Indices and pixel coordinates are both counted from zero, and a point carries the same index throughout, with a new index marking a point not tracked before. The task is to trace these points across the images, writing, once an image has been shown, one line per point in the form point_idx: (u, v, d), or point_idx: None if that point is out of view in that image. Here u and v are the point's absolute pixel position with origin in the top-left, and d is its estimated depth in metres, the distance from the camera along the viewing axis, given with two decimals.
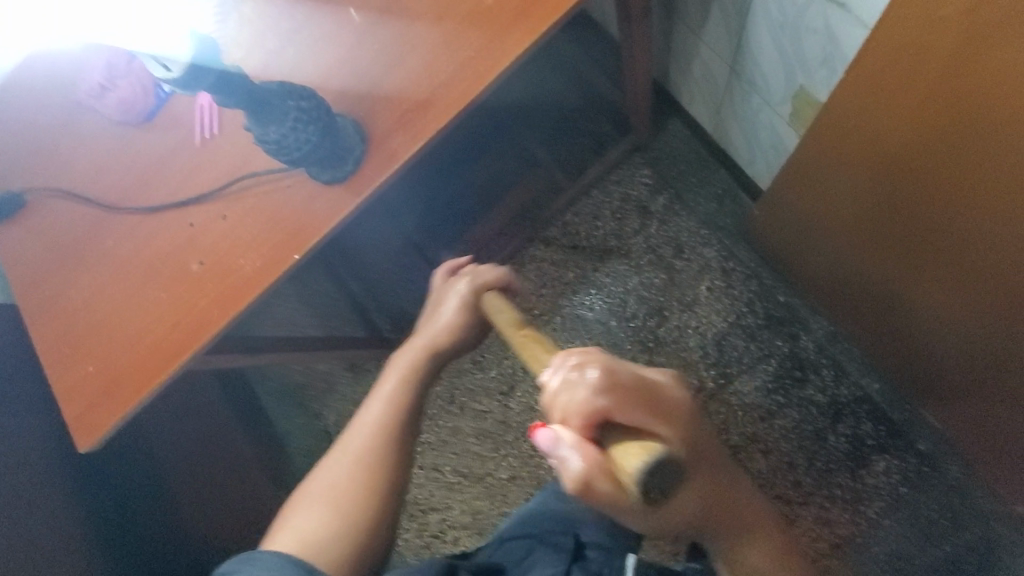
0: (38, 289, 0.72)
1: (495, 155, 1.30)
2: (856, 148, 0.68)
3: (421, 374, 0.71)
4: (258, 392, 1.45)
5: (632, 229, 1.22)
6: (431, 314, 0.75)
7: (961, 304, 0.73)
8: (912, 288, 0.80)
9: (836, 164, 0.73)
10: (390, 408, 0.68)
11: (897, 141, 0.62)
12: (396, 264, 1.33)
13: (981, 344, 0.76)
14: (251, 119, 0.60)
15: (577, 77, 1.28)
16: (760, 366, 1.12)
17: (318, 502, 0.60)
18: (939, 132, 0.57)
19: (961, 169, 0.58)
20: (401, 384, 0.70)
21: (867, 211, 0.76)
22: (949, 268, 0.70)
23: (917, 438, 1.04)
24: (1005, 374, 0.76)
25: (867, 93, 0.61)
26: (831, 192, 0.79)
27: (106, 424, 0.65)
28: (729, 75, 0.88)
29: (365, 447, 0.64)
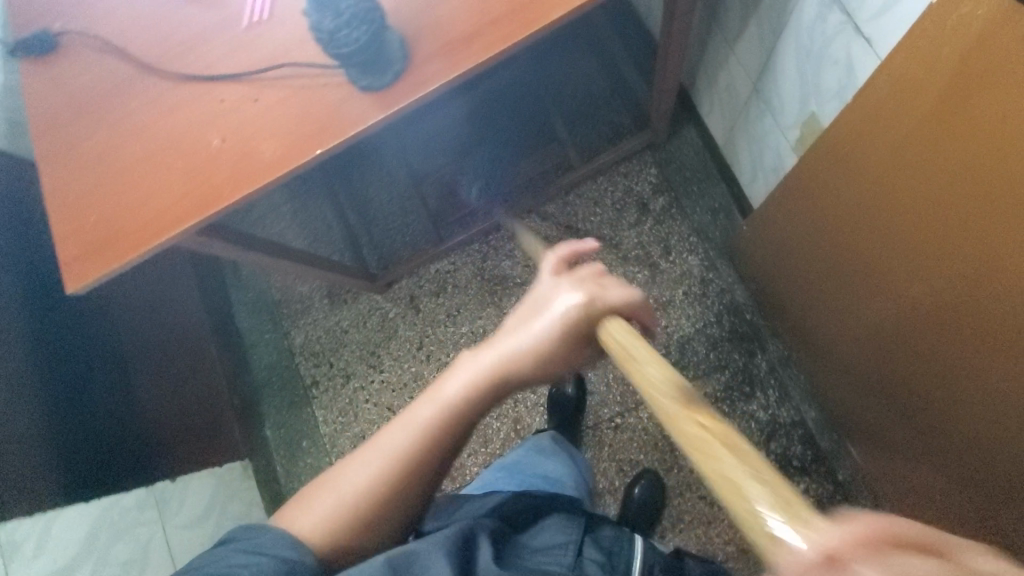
0: (57, 129, 0.73)
1: (513, 122, 1.34)
2: (844, 174, 0.73)
3: (497, 389, 0.53)
4: (234, 299, 1.48)
5: (627, 222, 1.28)
6: (527, 319, 0.53)
7: (906, 346, 0.78)
8: (870, 344, 0.86)
9: (829, 211, 0.80)
10: (437, 424, 0.52)
11: (881, 173, 0.67)
12: (397, 207, 1.39)
13: (913, 388, 0.81)
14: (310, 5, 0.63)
15: (607, 66, 1.32)
16: (714, 375, 1.19)
17: (329, 507, 0.50)
18: (922, 198, 0.63)
19: (936, 236, 0.64)
20: (473, 393, 0.52)
21: (842, 241, 0.81)
22: (902, 308, 0.75)
23: (839, 468, 1.11)
24: (928, 420, 0.81)
25: (865, 122, 0.66)
26: (820, 235, 0.85)
27: (97, 273, 0.67)
28: (750, 92, 0.93)
29: (401, 461, 0.51)
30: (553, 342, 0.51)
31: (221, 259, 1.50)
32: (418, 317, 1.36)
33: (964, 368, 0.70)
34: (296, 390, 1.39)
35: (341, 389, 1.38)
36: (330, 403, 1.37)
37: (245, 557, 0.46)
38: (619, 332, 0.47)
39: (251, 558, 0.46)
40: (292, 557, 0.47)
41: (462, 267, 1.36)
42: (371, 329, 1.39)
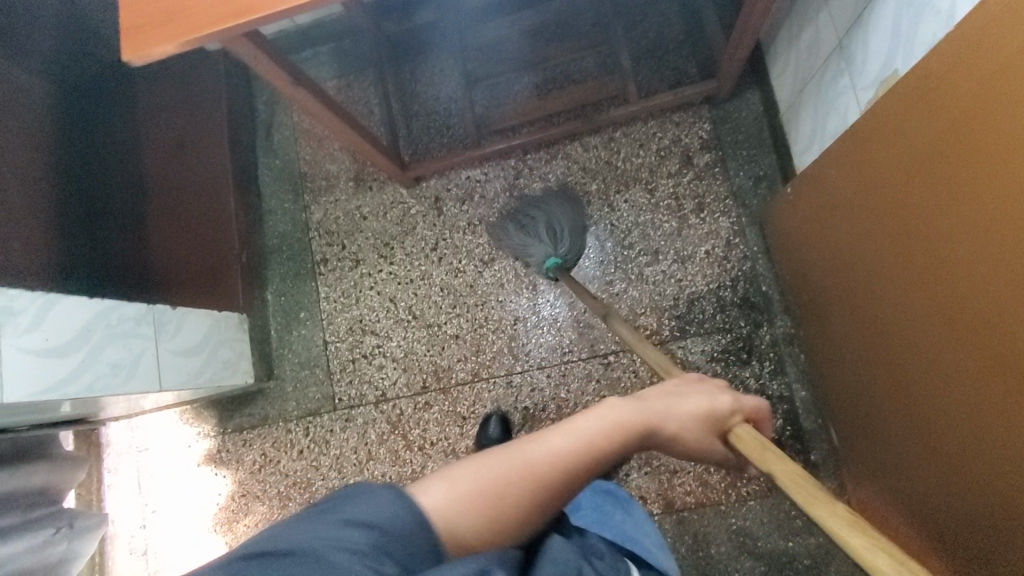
0: None
1: (578, 46, 1.30)
2: (899, 143, 0.75)
3: (632, 435, 0.62)
4: (262, 161, 1.47)
5: (667, 171, 1.27)
6: (682, 392, 0.68)
7: (914, 329, 0.80)
8: (896, 338, 0.85)
9: (905, 189, 0.76)
10: (580, 456, 0.58)
11: (929, 147, 0.70)
12: (444, 106, 1.37)
13: (908, 373, 0.84)
14: None
15: (686, 8, 1.27)
16: (714, 336, 1.20)
17: (472, 483, 0.54)
18: (1004, 205, 0.60)
19: (1004, 249, 0.62)
20: (613, 435, 0.61)
21: (878, 217, 0.83)
22: (917, 290, 0.77)
23: (813, 449, 1.14)
24: (915, 408, 0.84)
25: (928, 90, 0.68)
26: (883, 214, 0.82)
27: (159, 49, 0.66)
28: (833, 49, 0.91)
29: (546, 466, 0.56)
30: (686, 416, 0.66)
31: (257, 119, 1.49)
32: (438, 219, 1.36)
33: (980, 386, 0.70)
34: (305, 263, 1.41)
35: (347, 272, 1.38)
36: (334, 283, 1.38)
37: (355, 530, 0.47)
38: (748, 435, 0.65)
39: (363, 534, 0.47)
40: (387, 523, 0.49)
41: (493, 180, 1.35)
42: (390, 221, 1.38)
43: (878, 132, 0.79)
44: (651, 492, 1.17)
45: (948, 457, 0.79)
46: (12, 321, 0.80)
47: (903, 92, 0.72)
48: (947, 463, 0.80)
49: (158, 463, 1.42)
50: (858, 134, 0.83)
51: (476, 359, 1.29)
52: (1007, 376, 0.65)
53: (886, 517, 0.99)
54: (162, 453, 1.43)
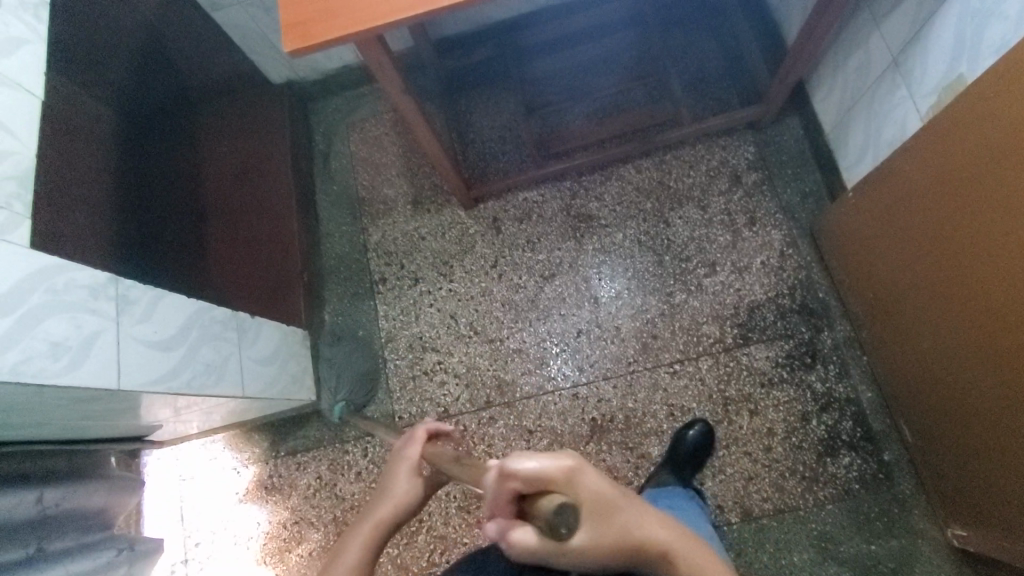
0: None
1: (628, 78, 1.41)
2: (973, 132, 0.82)
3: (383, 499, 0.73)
4: (320, 187, 1.51)
5: (717, 190, 1.35)
6: (387, 472, 0.75)
7: (998, 308, 0.85)
8: (980, 313, 0.89)
9: (994, 168, 0.80)
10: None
11: (1005, 132, 0.76)
12: (501, 133, 1.44)
13: (995, 353, 0.88)
14: None
15: (727, 45, 1.40)
16: (777, 342, 1.24)
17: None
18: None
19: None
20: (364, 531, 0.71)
21: (953, 204, 0.89)
22: (1004, 270, 0.82)
23: (885, 449, 1.15)
24: (1003, 386, 0.87)
25: (1003, 81, 0.75)
26: (969, 193, 0.85)
27: (321, 40, 0.75)
28: (886, 66, 1.01)
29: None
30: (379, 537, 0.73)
31: (315, 148, 1.54)
32: (497, 237, 1.41)
33: None
34: (364, 283, 1.43)
35: (406, 290, 1.41)
36: (394, 301, 1.40)
37: None
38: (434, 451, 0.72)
39: None
40: None
41: (550, 201, 1.41)
42: (449, 241, 1.43)
43: (959, 120, 0.84)
44: (726, 500, 1.16)
45: None
46: (128, 310, 0.84)
47: (972, 90, 0.81)
48: None
49: (201, 494, 1.34)
50: (937, 121, 0.89)
51: (540, 371, 1.30)
52: None
53: (974, 502, 1.00)
54: (205, 483, 1.35)
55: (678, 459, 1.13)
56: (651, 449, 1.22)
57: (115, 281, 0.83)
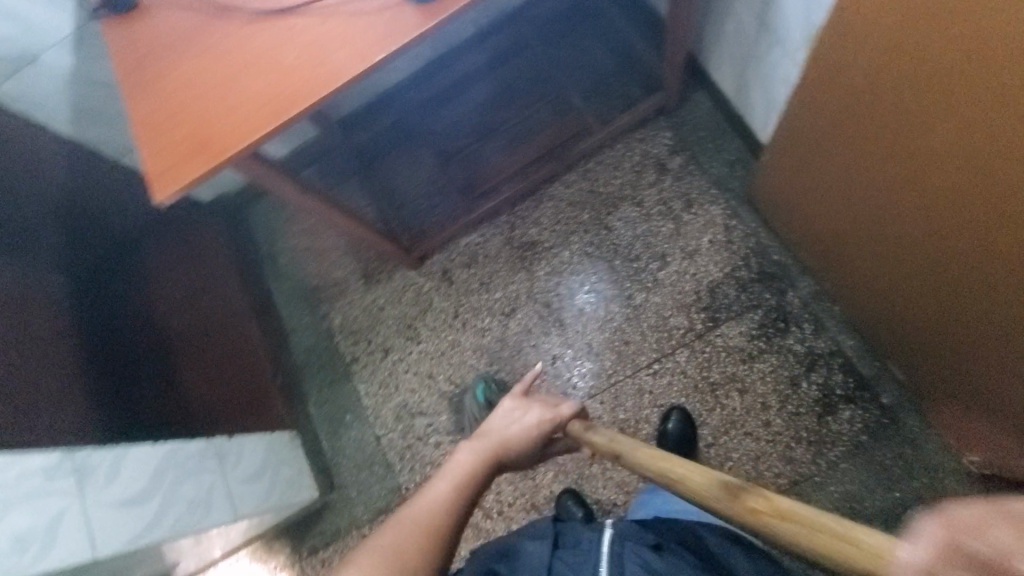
0: (137, 74, 0.80)
1: (531, 101, 1.43)
2: (851, 67, 0.81)
3: (482, 476, 0.68)
4: (273, 288, 1.54)
5: (647, 182, 1.35)
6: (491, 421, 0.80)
7: (940, 224, 0.83)
8: (924, 226, 0.86)
9: (879, 87, 0.79)
10: (449, 507, 0.63)
11: (880, 57, 0.76)
12: (428, 187, 1.46)
13: (955, 269, 0.85)
14: None
15: (615, 42, 1.41)
16: (746, 315, 1.22)
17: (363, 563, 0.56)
18: (984, 57, 0.63)
19: (995, 99, 0.64)
20: (446, 494, 0.64)
21: (862, 137, 0.88)
22: (932, 187, 0.81)
23: (883, 393, 1.13)
24: (974, 298, 0.85)
25: (859, 14, 0.75)
26: (866, 117, 0.85)
27: (186, 178, 0.73)
28: (756, 30, 1.04)
29: (420, 545, 0.58)
30: (524, 432, 0.76)
31: (259, 252, 1.57)
32: (452, 287, 1.41)
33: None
34: (337, 368, 1.43)
35: (380, 364, 1.41)
36: (371, 378, 1.41)
37: None
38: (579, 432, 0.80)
39: None
40: None
41: (492, 238, 1.42)
42: (407, 304, 1.43)
43: (829, 53, 0.84)
44: None
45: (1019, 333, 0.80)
46: (92, 478, 0.85)
47: (832, 33, 0.82)
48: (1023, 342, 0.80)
49: None
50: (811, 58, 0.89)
51: None
52: None
53: (988, 426, 0.96)
54: None
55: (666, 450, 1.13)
56: None
57: (71, 453, 0.83)
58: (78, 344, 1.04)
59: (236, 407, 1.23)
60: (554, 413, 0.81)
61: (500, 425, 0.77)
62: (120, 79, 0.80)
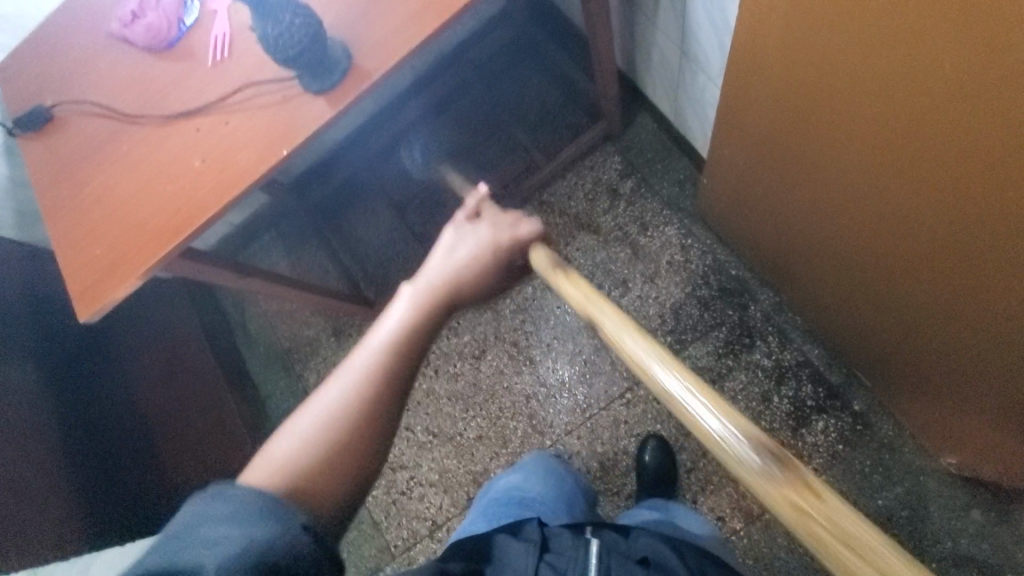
0: (60, 188, 0.80)
1: (479, 139, 1.43)
2: (771, 86, 0.82)
3: (431, 324, 0.62)
4: (247, 354, 1.54)
5: (601, 209, 1.34)
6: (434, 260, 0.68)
7: (875, 228, 0.83)
8: (885, 241, 0.83)
9: (801, 102, 0.79)
10: (389, 352, 0.57)
11: (794, 75, 0.76)
12: (386, 237, 1.45)
13: (897, 271, 0.85)
14: (255, 19, 0.68)
15: (555, 72, 1.42)
16: (712, 333, 1.22)
17: (294, 438, 0.52)
18: (925, 78, 0.59)
19: (944, 119, 0.60)
20: (388, 357, 0.57)
21: (790, 150, 0.88)
22: (861, 192, 0.81)
23: (854, 400, 1.13)
24: (919, 299, 0.85)
25: (771, 35, 0.76)
26: (813, 133, 0.81)
27: (111, 295, 0.73)
28: (680, 59, 1.06)
29: (359, 415, 0.54)
30: (471, 258, 0.68)
31: (230, 319, 1.57)
32: None
33: (955, 248, 0.71)
34: None
35: None
36: None
37: None
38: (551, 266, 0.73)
39: None
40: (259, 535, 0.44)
41: None
42: None
43: (768, 72, 0.81)
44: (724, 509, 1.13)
45: (964, 329, 0.80)
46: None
47: (748, 59, 0.83)
48: (970, 338, 0.80)
49: None
50: (748, 79, 0.86)
51: (505, 450, 1.28)
52: (969, 227, 0.67)
53: (958, 427, 0.96)
54: None
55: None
56: (633, 486, 1.19)
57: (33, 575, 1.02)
58: (59, 435, 1.05)
59: (210, 476, 1.27)
60: (504, 231, 0.73)
61: (447, 265, 0.67)
62: (45, 195, 0.81)
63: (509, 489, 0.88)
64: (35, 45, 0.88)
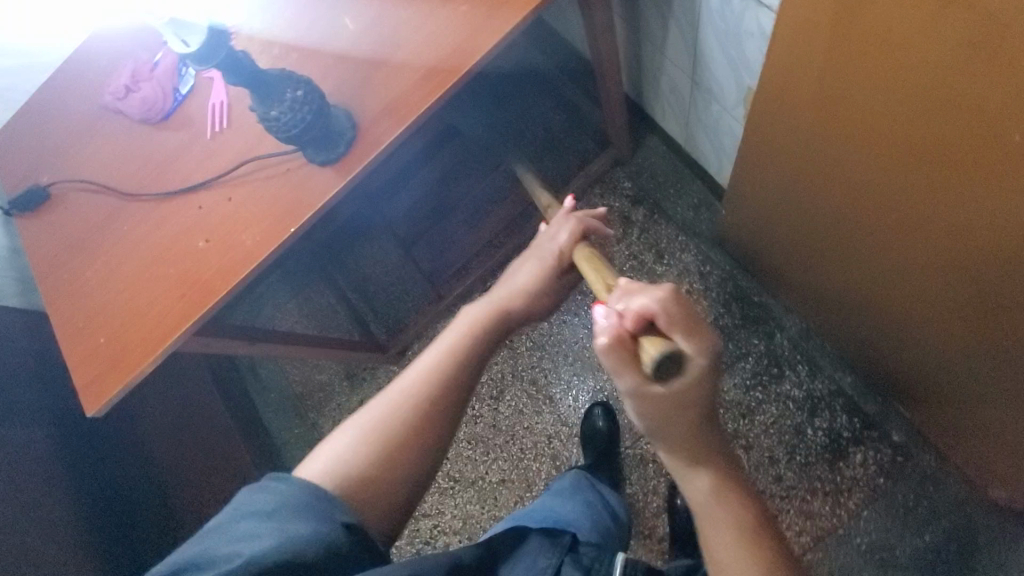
0: (60, 271, 0.77)
1: (485, 172, 1.39)
2: (789, 116, 0.79)
3: (480, 343, 0.71)
4: (258, 402, 1.50)
5: (615, 238, 1.30)
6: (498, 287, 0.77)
7: (903, 255, 0.80)
8: (912, 271, 0.81)
9: (823, 132, 0.76)
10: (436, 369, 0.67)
11: (814, 105, 0.74)
12: (394, 276, 1.41)
13: (928, 299, 0.82)
14: (254, 99, 0.64)
15: (559, 99, 1.38)
16: (738, 364, 1.17)
17: (348, 431, 0.62)
18: (962, 120, 0.57)
19: (983, 161, 0.58)
20: (441, 365, 0.67)
21: (810, 177, 0.85)
22: (888, 220, 0.78)
23: (892, 430, 1.09)
24: (953, 327, 0.81)
25: (791, 67, 0.73)
26: (837, 165, 0.78)
27: (117, 386, 0.70)
28: (691, 88, 1.02)
29: (410, 410, 0.63)
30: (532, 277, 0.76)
31: (240, 366, 1.54)
32: None
33: (991, 276, 0.69)
34: None
35: None
36: None
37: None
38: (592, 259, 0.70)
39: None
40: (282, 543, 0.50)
41: None
42: None
43: (789, 105, 0.78)
44: None
45: (1001, 356, 0.77)
46: None
47: (769, 92, 0.80)
48: (1008, 365, 0.77)
49: None
50: (769, 112, 0.83)
51: (530, 494, 1.24)
52: (1007, 255, 0.64)
53: (1004, 460, 0.93)
54: None
55: (600, 446, 1.14)
56: (665, 528, 1.15)
57: None
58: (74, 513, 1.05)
59: None
60: (556, 243, 0.77)
61: (506, 285, 0.78)
62: (44, 279, 0.78)
63: (543, 511, 0.80)
64: (27, 119, 0.85)
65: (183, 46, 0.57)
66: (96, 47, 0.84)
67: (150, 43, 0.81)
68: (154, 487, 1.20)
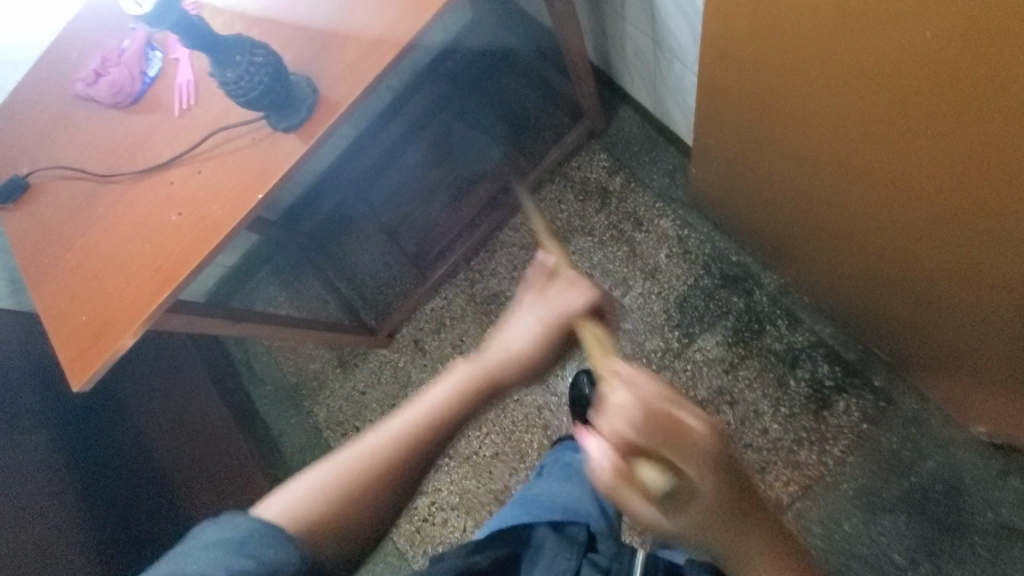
0: (41, 255, 0.79)
1: (462, 152, 1.41)
2: (740, 70, 0.82)
3: (463, 408, 0.65)
4: (253, 394, 1.52)
5: (593, 209, 1.32)
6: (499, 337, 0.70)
7: (865, 198, 0.82)
8: (885, 217, 0.81)
9: (772, 81, 0.78)
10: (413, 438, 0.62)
11: (760, 56, 0.76)
12: (380, 261, 1.43)
13: (895, 239, 0.83)
14: (211, 63, 0.67)
15: (531, 76, 1.40)
16: (720, 323, 1.19)
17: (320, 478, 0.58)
18: (891, 49, 0.59)
19: (928, 89, 0.59)
20: (420, 431, 0.62)
21: (769, 131, 0.87)
22: (846, 164, 0.79)
23: (873, 376, 1.10)
24: (919, 264, 0.83)
25: (732, 17, 0.75)
26: (797, 118, 0.80)
27: (101, 359, 0.72)
28: (653, 49, 1.04)
29: (379, 467, 0.59)
30: (526, 341, 0.68)
31: (235, 360, 1.56)
32: (426, 357, 1.38)
33: (948, 206, 0.69)
34: None
35: None
36: None
37: None
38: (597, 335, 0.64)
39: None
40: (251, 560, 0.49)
41: (454, 299, 1.38)
42: (387, 383, 1.40)
43: (741, 57, 0.79)
44: None
45: (970, 287, 0.77)
46: None
47: (717, 44, 0.82)
48: (974, 296, 0.78)
49: None
50: (721, 66, 0.85)
51: (523, 465, 1.26)
52: (956, 183, 0.65)
53: (981, 394, 0.94)
54: None
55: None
56: None
57: None
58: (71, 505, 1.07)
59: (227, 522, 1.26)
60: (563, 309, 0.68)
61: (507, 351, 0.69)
62: (26, 263, 0.80)
63: (550, 494, 0.78)
64: (4, 114, 0.87)
65: (138, 9, 0.60)
66: (66, 39, 0.86)
67: (117, 31, 0.84)
68: (155, 475, 1.21)
